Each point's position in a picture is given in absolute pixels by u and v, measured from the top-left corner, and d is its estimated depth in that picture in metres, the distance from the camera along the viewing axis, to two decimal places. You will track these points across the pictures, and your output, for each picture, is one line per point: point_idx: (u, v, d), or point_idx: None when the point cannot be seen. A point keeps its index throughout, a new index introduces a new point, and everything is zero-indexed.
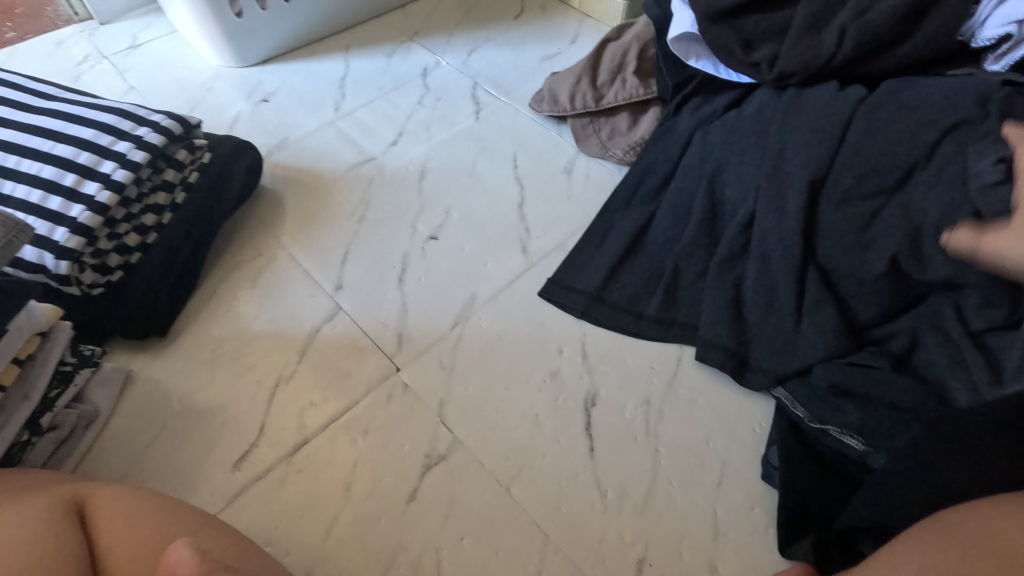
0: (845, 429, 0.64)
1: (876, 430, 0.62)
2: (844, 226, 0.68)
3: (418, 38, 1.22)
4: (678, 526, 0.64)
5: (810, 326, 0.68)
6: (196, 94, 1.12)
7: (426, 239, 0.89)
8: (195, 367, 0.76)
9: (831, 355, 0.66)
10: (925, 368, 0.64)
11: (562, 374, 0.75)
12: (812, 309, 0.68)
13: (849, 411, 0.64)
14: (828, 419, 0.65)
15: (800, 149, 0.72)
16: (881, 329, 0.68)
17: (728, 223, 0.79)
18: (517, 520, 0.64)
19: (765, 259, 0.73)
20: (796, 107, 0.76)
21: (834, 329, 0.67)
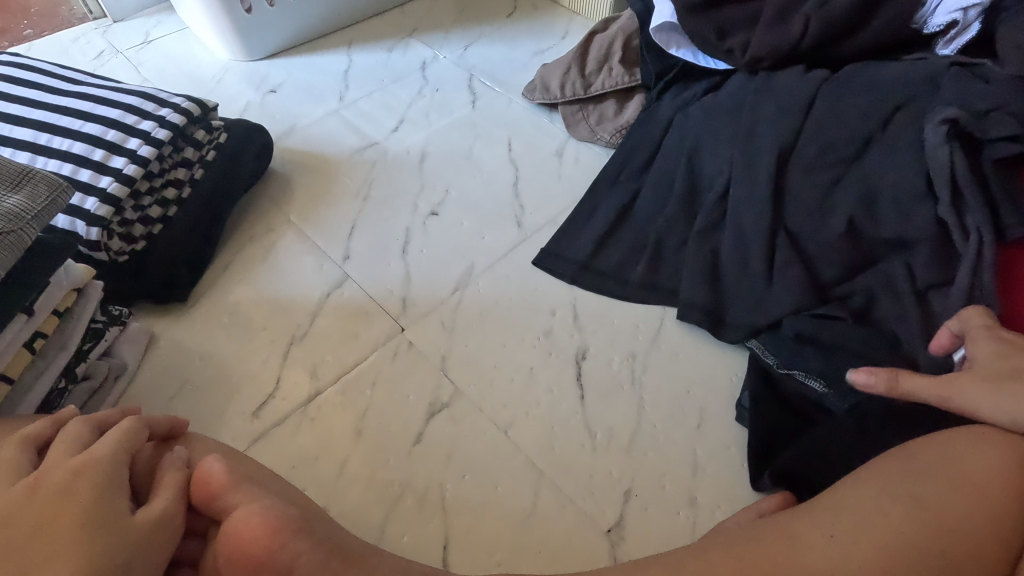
0: (808, 372, 0.70)
1: (837, 374, 0.68)
2: (808, 193, 0.75)
3: (417, 34, 1.29)
4: (661, 462, 0.70)
5: (778, 284, 0.75)
6: (207, 85, 1.19)
7: (427, 215, 0.95)
8: (214, 329, 0.82)
9: (798, 309, 0.73)
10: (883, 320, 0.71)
11: (555, 333, 0.81)
12: (780, 268, 0.75)
13: (811, 357, 0.70)
14: (793, 364, 0.71)
15: (769, 125, 0.79)
16: (844, 287, 0.74)
17: (706, 195, 0.86)
18: (514, 458, 0.70)
19: (738, 224, 0.79)
20: (766, 88, 0.83)
21: (799, 285, 0.73)
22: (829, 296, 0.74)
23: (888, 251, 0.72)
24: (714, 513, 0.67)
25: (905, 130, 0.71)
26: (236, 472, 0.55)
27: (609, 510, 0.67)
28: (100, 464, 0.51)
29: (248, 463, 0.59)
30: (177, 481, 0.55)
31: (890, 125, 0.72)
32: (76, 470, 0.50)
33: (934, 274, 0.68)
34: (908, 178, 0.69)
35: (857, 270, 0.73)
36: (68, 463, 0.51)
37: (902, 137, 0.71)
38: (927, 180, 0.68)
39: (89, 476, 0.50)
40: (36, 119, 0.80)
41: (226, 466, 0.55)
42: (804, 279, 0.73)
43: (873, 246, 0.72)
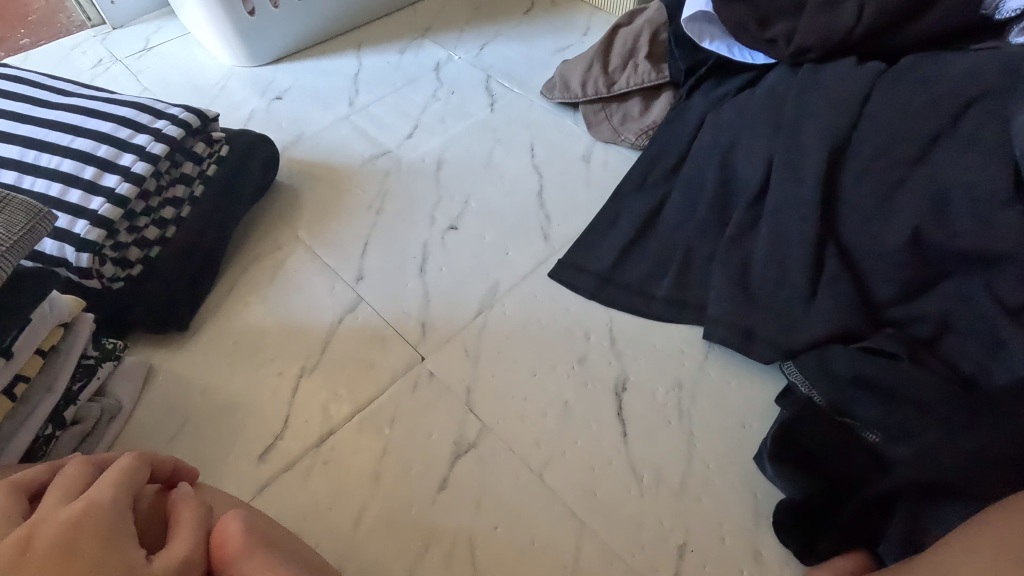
0: (863, 423, 0.60)
1: (897, 425, 0.58)
2: (864, 200, 0.67)
3: (430, 34, 1.21)
4: (719, 511, 0.62)
5: (826, 302, 0.66)
6: (209, 93, 1.12)
7: (445, 229, 0.88)
8: (217, 360, 0.75)
9: (847, 336, 0.65)
10: (956, 354, 0.61)
11: (590, 360, 0.73)
12: (828, 284, 0.66)
13: (868, 405, 0.60)
14: (848, 410, 0.61)
15: (819, 121, 0.71)
16: (903, 310, 0.65)
17: (740, 199, 0.78)
18: (551, 507, 0.62)
19: (778, 229, 0.71)
20: (806, 85, 0.75)
21: (851, 304, 0.65)
22: (885, 319, 0.66)
23: (961, 269, 0.63)
24: (782, 572, 0.58)
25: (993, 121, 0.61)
26: (254, 533, 0.48)
27: (662, 567, 0.59)
28: (104, 514, 0.43)
29: (263, 521, 0.52)
30: (195, 524, 0.47)
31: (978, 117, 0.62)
32: (78, 520, 0.42)
33: (1022, 295, 0.58)
34: (985, 179, 0.60)
35: (921, 291, 0.64)
36: (65, 512, 0.42)
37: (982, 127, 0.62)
38: (1014, 181, 0.59)
39: (92, 525, 0.42)
40: (23, 135, 0.74)
41: (244, 527, 0.47)
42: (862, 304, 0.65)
43: (940, 261, 0.63)
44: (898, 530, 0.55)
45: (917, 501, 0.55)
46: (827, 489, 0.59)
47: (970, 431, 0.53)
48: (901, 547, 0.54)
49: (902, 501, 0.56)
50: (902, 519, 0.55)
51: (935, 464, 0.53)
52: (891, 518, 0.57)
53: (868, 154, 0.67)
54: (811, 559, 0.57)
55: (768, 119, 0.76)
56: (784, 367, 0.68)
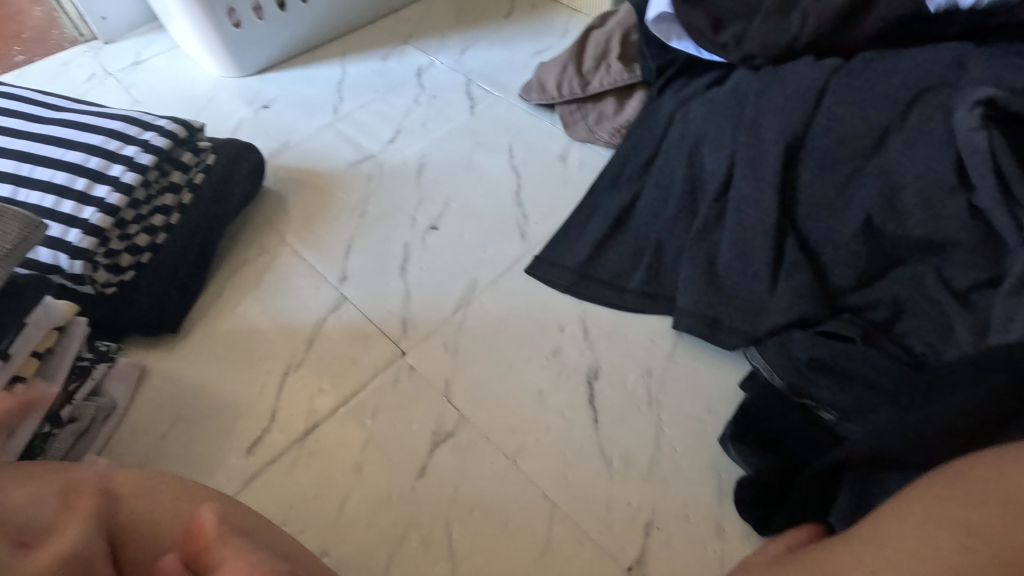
0: (821, 403, 0.63)
1: (852, 403, 0.61)
2: (821, 191, 0.70)
3: (412, 40, 1.25)
4: (685, 491, 0.65)
5: (785, 290, 0.69)
6: (198, 104, 1.16)
7: (426, 229, 0.91)
8: (208, 359, 0.78)
9: (806, 323, 0.68)
10: (910, 335, 0.64)
11: (564, 351, 0.76)
12: (788, 273, 0.69)
13: (826, 386, 0.63)
14: (806, 392, 0.64)
15: (778, 117, 0.73)
16: (860, 296, 0.68)
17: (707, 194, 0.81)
18: (526, 491, 0.65)
19: (741, 222, 0.74)
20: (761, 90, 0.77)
21: (809, 291, 0.68)
22: (844, 305, 0.68)
23: (913, 255, 0.66)
24: (744, 547, 0.61)
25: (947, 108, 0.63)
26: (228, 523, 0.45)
27: (629, 545, 0.62)
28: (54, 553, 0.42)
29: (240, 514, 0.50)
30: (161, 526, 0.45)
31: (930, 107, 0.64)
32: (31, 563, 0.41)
33: (968, 278, 0.62)
34: (937, 167, 0.63)
35: (877, 278, 0.67)
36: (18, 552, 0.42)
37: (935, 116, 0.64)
38: (959, 172, 0.62)
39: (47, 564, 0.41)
40: (17, 149, 0.77)
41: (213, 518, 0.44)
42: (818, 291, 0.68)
43: (896, 248, 0.66)
44: (848, 498, 0.57)
45: (866, 472, 0.57)
46: (784, 465, 0.61)
47: (914, 407, 0.57)
48: (848, 515, 0.57)
49: (851, 471, 0.58)
50: (850, 488, 0.58)
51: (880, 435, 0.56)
52: (840, 489, 0.59)
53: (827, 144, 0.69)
54: (768, 531, 0.60)
55: (735, 115, 0.79)
56: (749, 353, 0.70)
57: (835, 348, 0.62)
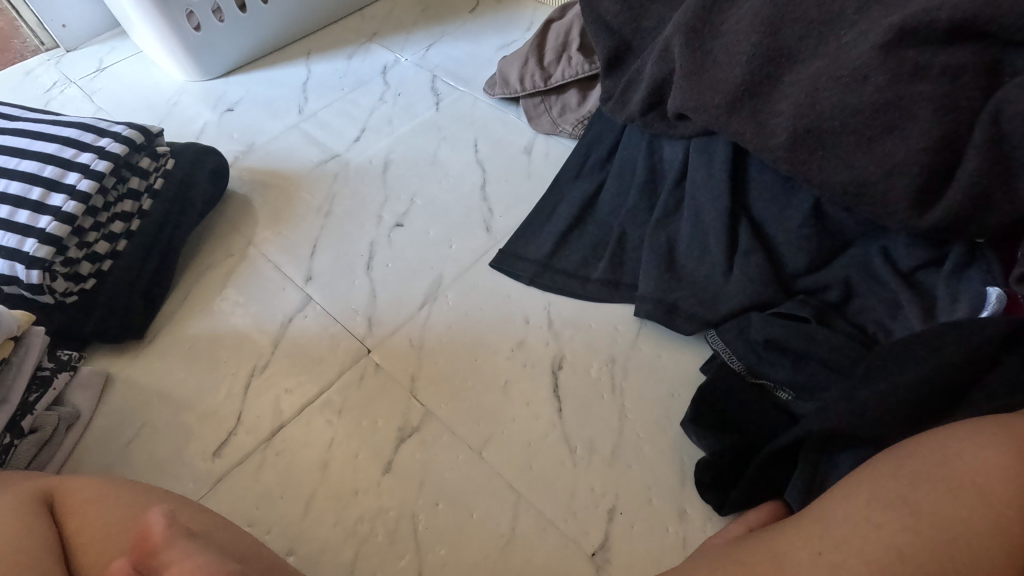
0: (777, 382, 0.64)
1: (806, 382, 0.62)
2: (769, 176, 0.73)
3: (377, 38, 1.24)
4: (648, 474, 0.65)
5: (740, 274, 0.71)
6: (163, 109, 1.15)
7: (392, 227, 0.91)
8: (173, 365, 0.78)
9: (762, 305, 0.69)
10: (862, 314, 0.66)
11: (529, 342, 0.77)
12: (743, 257, 0.71)
13: (782, 366, 0.64)
14: (763, 373, 0.65)
15: (721, 90, 0.71)
16: (813, 279, 0.70)
17: (665, 183, 0.83)
18: (490, 481, 0.66)
19: (696, 208, 0.77)
20: (703, 57, 0.73)
21: (763, 273, 0.70)
22: (798, 288, 0.70)
23: (861, 237, 0.68)
24: (705, 529, 0.62)
25: (886, 75, 0.58)
26: (177, 525, 0.45)
27: (593, 531, 0.62)
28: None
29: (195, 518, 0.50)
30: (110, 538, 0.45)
31: (868, 78, 0.59)
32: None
33: (913, 259, 0.65)
34: None
35: (828, 261, 0.70)
36: None
37: (876, 87, 0.59)
38: None
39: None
40: None
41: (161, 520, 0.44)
42: (772, 274, 0.70)
43: (843, 231, 0.69)
44: (801, 477, 0.57)
45: (820, 449, 0.57)
46: (743, 445, 0.61)
47: (864, 386, 0.57)
48: (802, 496, 0.56)
49: (806, 450, 0.57)
50: (804, 467, 0.57)
51: (829, 413, 0.57)
52: (795, 467, 0.59)
53: (766, 125, 0.67)
54: (725, 511, 0.60)
55: (684, 83, 0.75)
56: (709, 337, 0.72)
57: (790, 328, 0.64)
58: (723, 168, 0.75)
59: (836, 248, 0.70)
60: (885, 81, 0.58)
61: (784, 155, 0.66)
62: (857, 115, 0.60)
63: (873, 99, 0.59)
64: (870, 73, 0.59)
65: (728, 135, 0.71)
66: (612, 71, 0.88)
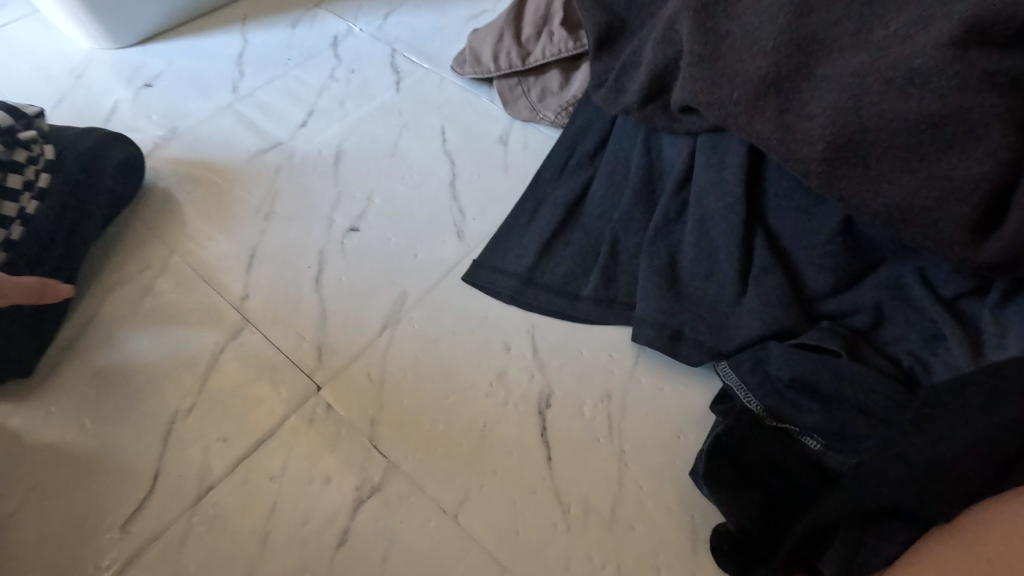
0: (804, 429, 0.55)
1: (838, 430, 0.53)
2: (789, 182, 0.63)
3: (326, 3, 1.07)
4: (653, 537, 0.56)
5: (755, 297, 0.61)
6: (65, 83, 0.96)
7: (345, 232, 0.77)
8: (72, 410, 0.63)
9: (783, 334, 0.59)
10: (895, 344, 0.58)
11: (510, 375, 0.65)
12: (758, 277, 0.62)
13: (810, 411, 0.55)
14: (788, 416, 0.56)
15: (738, 81, 0.60)
16: (838, 302, 0.61)
17: (665, 184, 0.72)
18: (467, 553, 0.55)
19: (702, 218, 0.66)
20: (715, 42, 0.62)
21: (782, 298, 0.60)
22: (821, 313, 0.61)
23: (892, 256, 0.59)
24: None
25: (947, 78, 0.49)
26: None
27: None
28: None
29: None
30: None
31: (923, 76, 0.50)
32: None
33: (956, 285, 0.56)
34: None
35: (855, 282, 0.61)
36: None
37: (931, 83, 0.49)
38: None
39: None
40: None
41: None
42: (794, 299, 0.60)
43: (874, 248, 0.60)
44: (840, 557, 0.48)
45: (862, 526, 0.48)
46: (766, 507, 0.52)
47: (915, 443, 0.47)
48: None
49: (846, 527, 0.48)
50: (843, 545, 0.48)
51: (867, 481, 0.48)
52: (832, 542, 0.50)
53: (795, 129, 0.57)
54: None
55: (691, 71, 0.63)
56: (719, 368, 0.62)
57: (822, 366, 0.55)
58: (735, 174, 0.64)
59: (866, 267, 0.61)
60: (945, 83, 0.49)
61: (816, 169, 0.56)
62: (910, 126, 0.50)
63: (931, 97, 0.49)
64: (926, 74, 0.49)
65: (744, 136, 0.61)
66: (601, 53, 0.76)
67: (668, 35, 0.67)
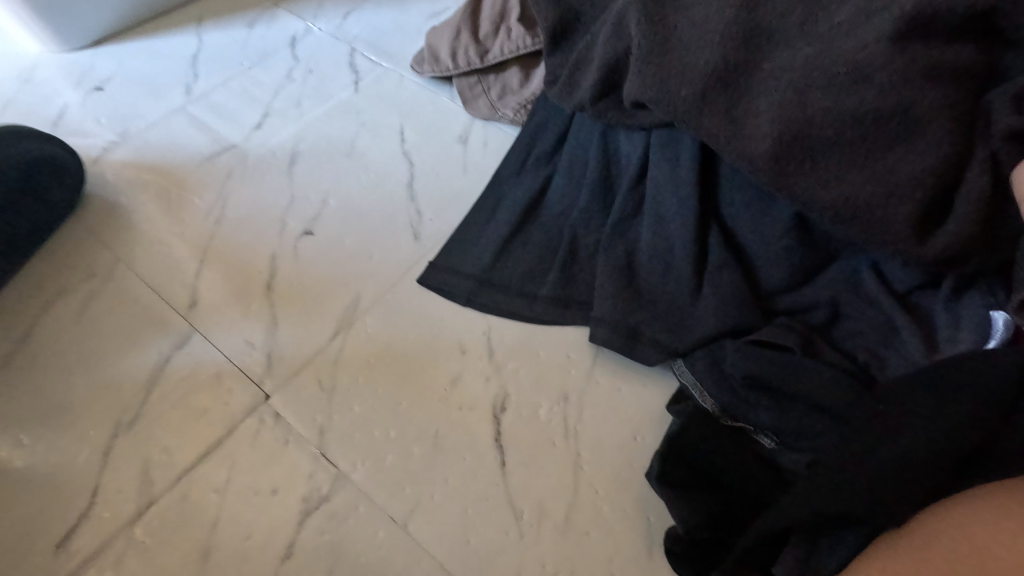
0: (758, 427, 0.54)
1: (793, 428, 0.52)
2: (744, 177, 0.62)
3: (285, 2, 1.05)
4: (608, 544, 0.55)
5: (710, 295, 0.60)
6: (12, 87, 0.93)
7: (298, 235, 0.75)
8: (8, 427, 0.61)
9: (737, 331, 0.58)
10: (851, 340, 0.57)
11: (464, 379, 0.64)
12: (713, 274, 0.61)
13: (765, 409, 0.54)
14: (743, 416, 0.55)
15: (691, 78, 0.58)
16: (793, 298, 0.60)
17: (622, 181, 0.71)
18: (416, 565, 0.54)
19: (659, 216, 0.65)
20: (664, 36, 0.61)
21: (737, 296, 0.59)
22: (777, 309, 0.60)
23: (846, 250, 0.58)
24: None
25: (890, 69, 0.48)
26: None
27: None
28: None
29: None
30: None
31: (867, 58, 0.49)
32: None
33: (910, 277, 0.56)
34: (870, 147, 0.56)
35: (812, 277, 0.60)
36: None
37: (875, 78, 0.49)
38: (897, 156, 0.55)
39: None
40: None
41: None
42: (749, 295, 0.59)
43: (828, 244, 0.59)
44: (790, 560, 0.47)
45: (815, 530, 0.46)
46: (718, 511, 0.51)
47: (863, 442, 0.46)
48: None
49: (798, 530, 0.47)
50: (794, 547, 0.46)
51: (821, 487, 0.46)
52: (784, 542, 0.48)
53: (744, 123, 0.55)
54: None
55: (642, 65, 0.62)
56: (676, 367, 0.61)
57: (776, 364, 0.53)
58: (689, 172, 0.63)
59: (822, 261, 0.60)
60: (888, 74, 0.48)
61: (765, 167, 0.55)
62: (855, 121, 0.50)
63: (872, 88, 0.49)
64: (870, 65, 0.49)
65: (694, 132, 0.59)
66: (557, 49, 0.75)
67: (621, 30, 0.66)
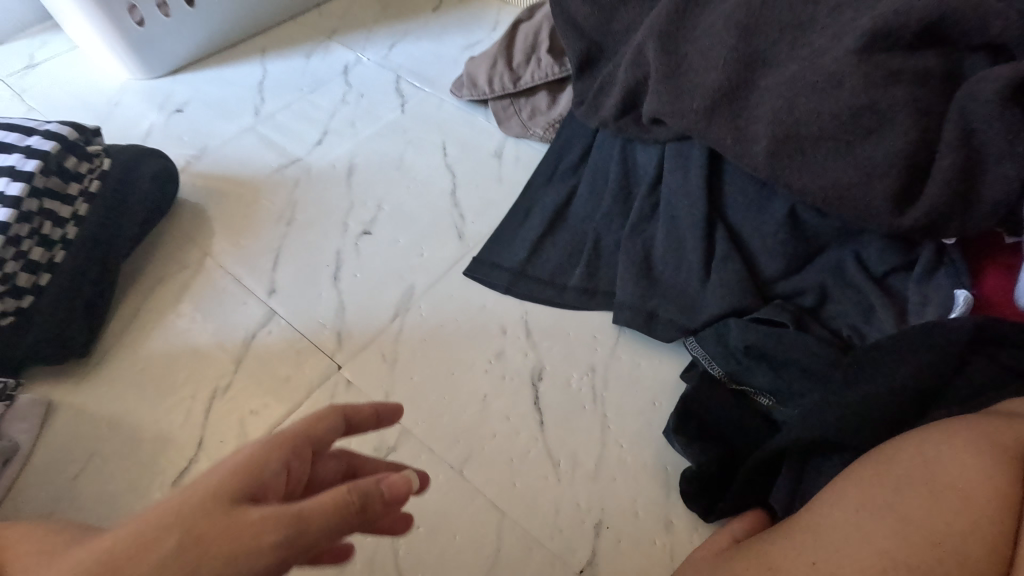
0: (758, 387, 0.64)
1: (787, 387, 0.62)
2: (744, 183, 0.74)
3: (337, 36, 1.19)
4: (632, 488, 0.65)
5: (717, 281, 0.71)
6: (103, 110, 1.07)
7: (358, 235, 0.87)
8: (123, 391, 0.72)
9: (741, 311, 0.69)
10: (837, 318, 0.67)
11: (506, 354, 0.74)
12: (720, 263, 0.71)
13: (763, 373, 0.64)
14: (745, 379, 0.65)
15: (699, 98, 0.70)
16: (788, 284, 0.70)
17: (639, 188, 0.82)
18: (471, 503, 0.64)
19: (672, 216, 0.76)
20: (677, 65, 0.73)
21: (740, 281, 0.70)
22: (774, 293, 0.70)
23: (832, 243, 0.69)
24: (692, 538, 0.61)
25: (861, 91, 0.59)
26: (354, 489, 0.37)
27: (580, 547, 0.61)
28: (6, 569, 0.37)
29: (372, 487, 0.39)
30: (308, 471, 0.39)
31: (843, 83, 0.60)
32: None
33: (885, 263, 0.66)
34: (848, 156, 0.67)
35: (804, 265, 0.70)
36: None
37: (849, 98, 0.60)
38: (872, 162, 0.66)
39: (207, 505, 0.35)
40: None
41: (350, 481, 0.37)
42: (750, 280, 0.70)
43: (816, 237, 0.70)
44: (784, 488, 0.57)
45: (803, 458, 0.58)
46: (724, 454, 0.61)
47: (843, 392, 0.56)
48: (781, 507, 0.57)
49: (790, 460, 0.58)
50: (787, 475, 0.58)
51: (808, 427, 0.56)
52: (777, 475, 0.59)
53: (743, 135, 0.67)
54: (713, 517, 0.60)
55: (659, 88, 0.74)
56: (688, 343, 0.71)
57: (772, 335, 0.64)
58: (698, 178, 0.75)
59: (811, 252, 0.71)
60: (859, 95, 0.59)
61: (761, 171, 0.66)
62: (833, 133, 0.61)
63: (846, 107, 0.60)
64: (845, 89, 0.60)
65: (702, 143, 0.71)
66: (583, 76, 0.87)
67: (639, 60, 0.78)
